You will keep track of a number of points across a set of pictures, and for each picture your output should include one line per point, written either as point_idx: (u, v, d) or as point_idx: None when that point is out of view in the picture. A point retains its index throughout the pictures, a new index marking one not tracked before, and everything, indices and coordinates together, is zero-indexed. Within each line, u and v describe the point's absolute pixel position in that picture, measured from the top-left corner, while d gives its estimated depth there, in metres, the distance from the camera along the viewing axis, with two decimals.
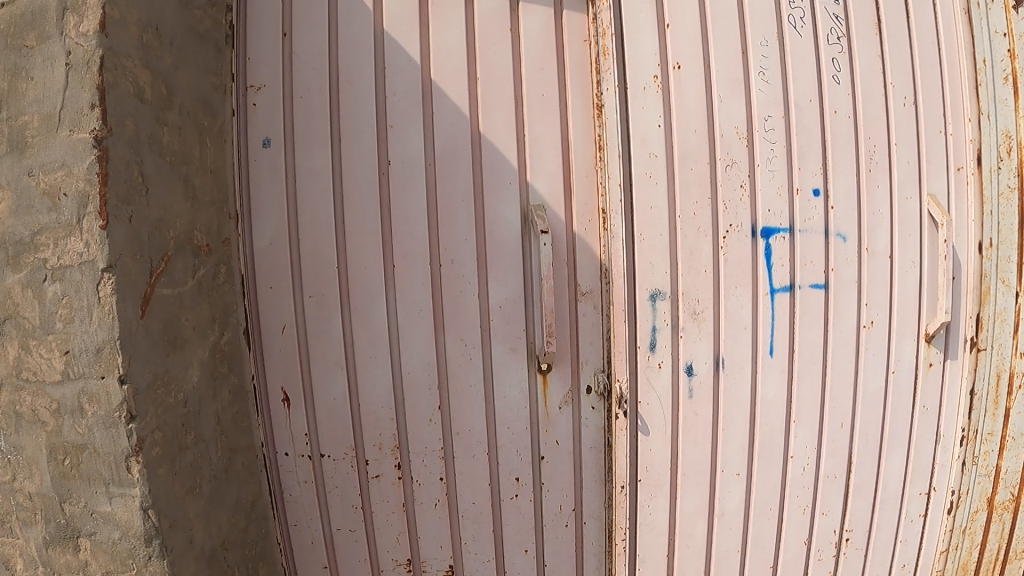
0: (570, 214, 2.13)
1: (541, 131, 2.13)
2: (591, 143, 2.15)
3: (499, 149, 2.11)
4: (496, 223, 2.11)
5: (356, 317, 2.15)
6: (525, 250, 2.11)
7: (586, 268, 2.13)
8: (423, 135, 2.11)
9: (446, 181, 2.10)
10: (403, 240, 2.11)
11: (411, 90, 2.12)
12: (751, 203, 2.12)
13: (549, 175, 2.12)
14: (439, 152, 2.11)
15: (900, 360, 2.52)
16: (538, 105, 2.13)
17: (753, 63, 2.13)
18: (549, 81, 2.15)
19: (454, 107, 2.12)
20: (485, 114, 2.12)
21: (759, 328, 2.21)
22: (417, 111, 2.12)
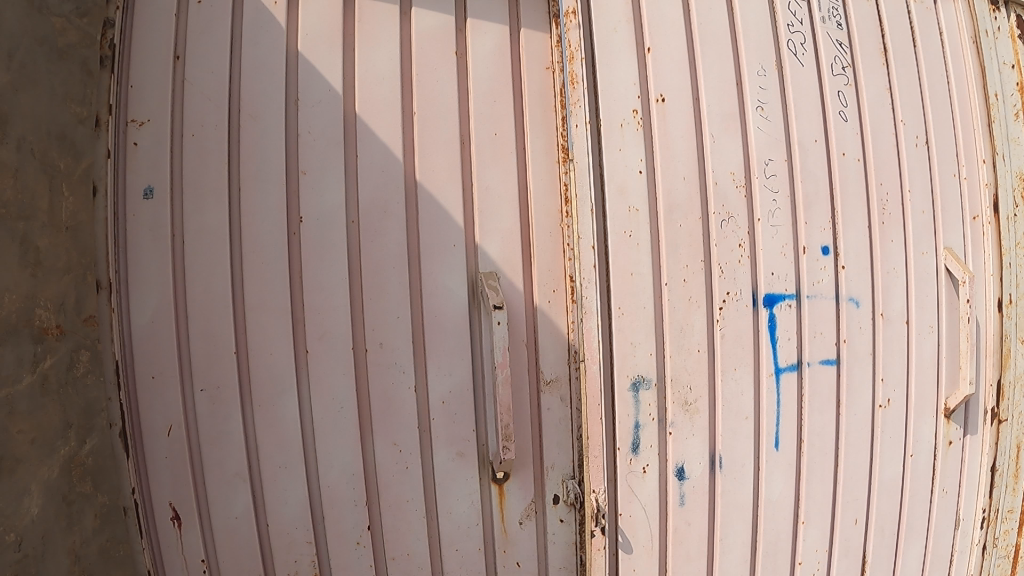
0: (530, 282, 1.71)
1: (492, 179, 1.72)
2: (554, 194, 1.75)
3: (440, 202, 1.69)
4: (438, 294, 1.67)
5: (261, 415, 1.67)
6: (473, 329, 1.70)
7: (550, 350, 1.70)
8: (349, 186, 1.67)
9: (375, 242, 1.66)
10: (320, 319, 1.65)
11: (331, 127, 1.67)
12: (752, 266, 1.70)
13: (503, 235, 1.71)
14: (364, 206, 1.67)
15: (918, 441, 2.11)
16: (490, 147, 1.73)
17: (751, 95, 1.74)
18: (504, 118, 1.75)
19: (385, 149, 1.68)
20: (424, 158, 1.70)
21: (763, 417, 1.79)
22: (340, 153, 1.67)
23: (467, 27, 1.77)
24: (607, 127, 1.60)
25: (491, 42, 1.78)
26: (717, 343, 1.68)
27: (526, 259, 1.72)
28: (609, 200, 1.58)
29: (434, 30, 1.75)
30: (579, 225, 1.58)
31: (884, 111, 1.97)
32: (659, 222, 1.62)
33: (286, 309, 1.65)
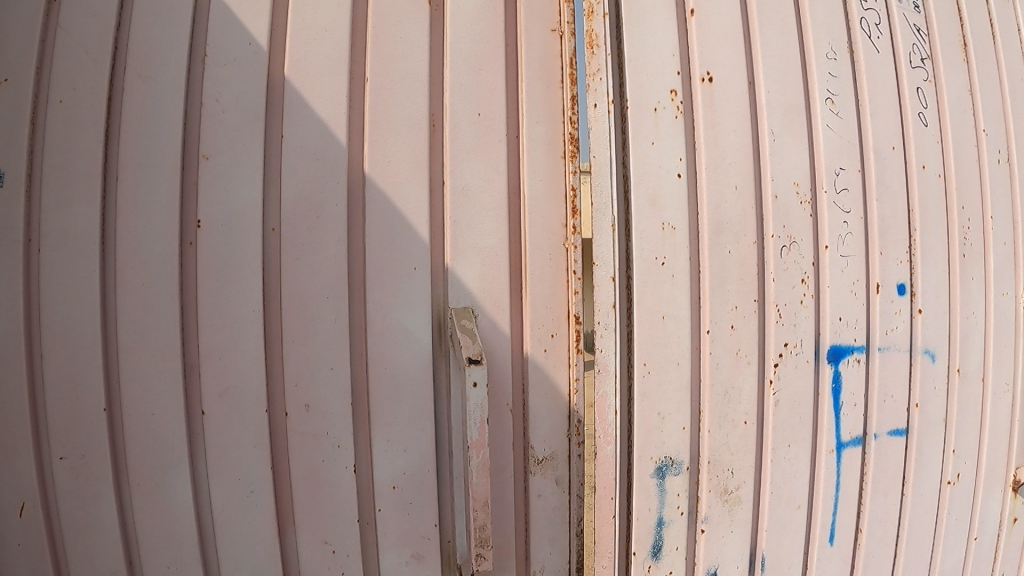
0: (521, 325, 1.29)
1: (470, 176, 1.28)
2: (556, 202, 1.32)
3: (395, 206, 1.23)
4: (389, 336, 1.22)
5: (139, 497, 1.16)
6: (438, 385, 1.26)
7: (543, 416, 1.29)
8: (269, 181, 1.20)
9: (302, 261, 1.19)
10: (222, 366, 1.16)
11: (251, 95, 1.21)
12: (817, 309, 1.32)
13: (483, 255, 1.27)
14: (289, 207, 1.20)
15: (984, 521, 1.65)
16: (469, 133, 1.28)
17: (819, 83, 1.36)
18: (491, 95, 1.31)
19: (323, 129, 1.22)
20: (378, 145, 1.24)
21: (819, 504, 1.37)
22: (260, 133, 1.21)
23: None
24: (637, 115, 1.22)
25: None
26: (770, 410, 1.30)
27: (514, 294, 1.30)
28: (640, 214, 1.21)
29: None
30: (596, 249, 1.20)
31: (965, 116, 1.56)
32: (703, 248, 1.24)
33: (175, 350, 1.15)
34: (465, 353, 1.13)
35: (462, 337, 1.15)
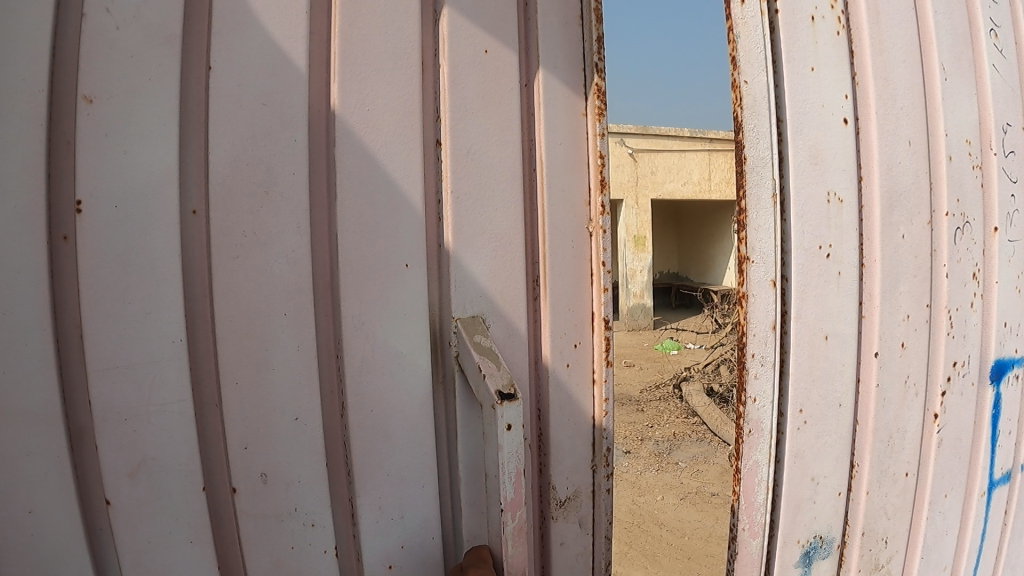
0: (547, 348, 1.10)
1: (475, 135, 1.02)
2: (573, 172, 1.12)
3: (390, 156, 0.95)
4: (372, 373, 0.95)
5: None
6: (443, 412, 1.04)
7: (567, 450, 1.13)
8: (190, 143, 0.83)
9: (243, 261, 0.85)
10: (129, 437, 0.80)
11: (157, 5, 0.80)
12: (985, 314, 1.26)
13: (491, 243, 1.04)
14: (223, 151, 0.84)
15: None
16: (470, 61, 1.02)
17: (989, 34, 1.31)
18: (501, 18, 1.05)
19: (274, 52, 0.86)
20: (352, 86, 0.91)
21: (968, 535, 1.32)
22: (176, 63, 0.81)
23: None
24: (792, 28, 1.02)
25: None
26: (930, 450, 1.21)
27: (537, 311, 1.11)
28: (805, 177, 1.02)
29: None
30: (754, 232, 1.00)
31: None
32: (874, 236, 1.10)
33: (56, 412, 0.76)
34: (486, 397, 0.92)
35: (482, 367, 0.95)
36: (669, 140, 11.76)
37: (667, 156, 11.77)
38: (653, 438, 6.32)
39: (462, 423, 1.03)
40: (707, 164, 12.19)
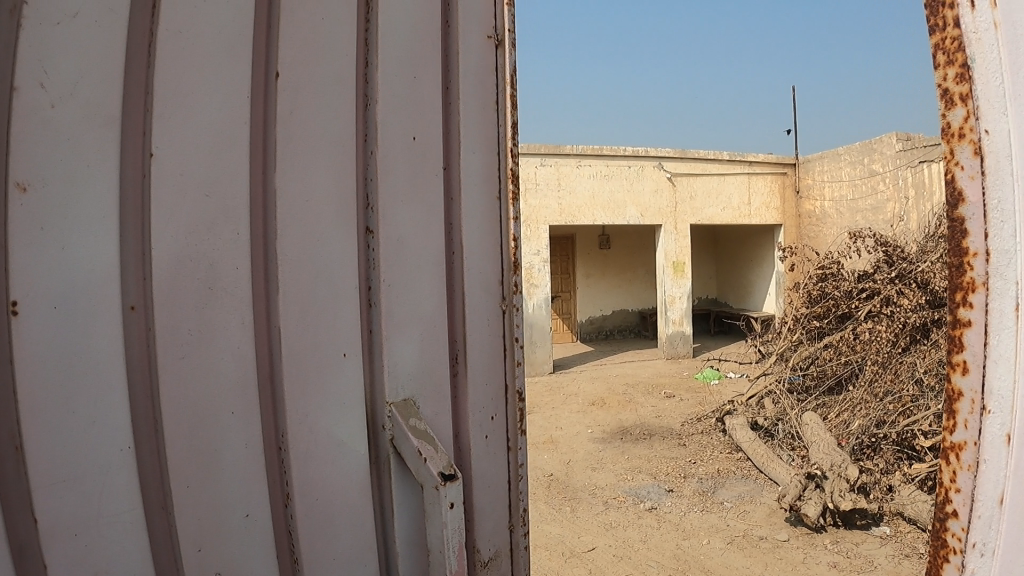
0: (472, 417, 1.35)
1: (405, 227, 1.21)
2: (486, 258, 1.38)
3: (328, 252, 1.09)
4: (318, 452, 1.08)
5: None
6: (383, 499, 1.19)
7: (489, 504, 1.39)
8: (128, 231, 0.87)
9: (189, 361, 0.91)
10: (77, 550, 0.81)
11: (96, 94, 0.83)
12: None
13: (422, 326, 1.25)
14: (171, 262, 0.89)
15: None
16: (404, 158, 1.20)
17: None
18: (425, 118, 1.25)
19: (222, 135, 0.95)
20: (295, 173, 1.04)
21: None
22: (115, 149, 0.85)
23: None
24: None
25: (416, 14, 1.25)
26: None
27: (458, 385, 1.34)
28: None
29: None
30: (996, 342, 0.72)
31: None
32: None
33: None
34: (430, 478, 1.10)
35: (422, 451, 1.13)
36: (708, 163, 11.64)
37: (706, 180, 11.65)
38: (696, 477, 6.29)
39: (398, 500, 1.19)
40: (747, 187, 12.00)
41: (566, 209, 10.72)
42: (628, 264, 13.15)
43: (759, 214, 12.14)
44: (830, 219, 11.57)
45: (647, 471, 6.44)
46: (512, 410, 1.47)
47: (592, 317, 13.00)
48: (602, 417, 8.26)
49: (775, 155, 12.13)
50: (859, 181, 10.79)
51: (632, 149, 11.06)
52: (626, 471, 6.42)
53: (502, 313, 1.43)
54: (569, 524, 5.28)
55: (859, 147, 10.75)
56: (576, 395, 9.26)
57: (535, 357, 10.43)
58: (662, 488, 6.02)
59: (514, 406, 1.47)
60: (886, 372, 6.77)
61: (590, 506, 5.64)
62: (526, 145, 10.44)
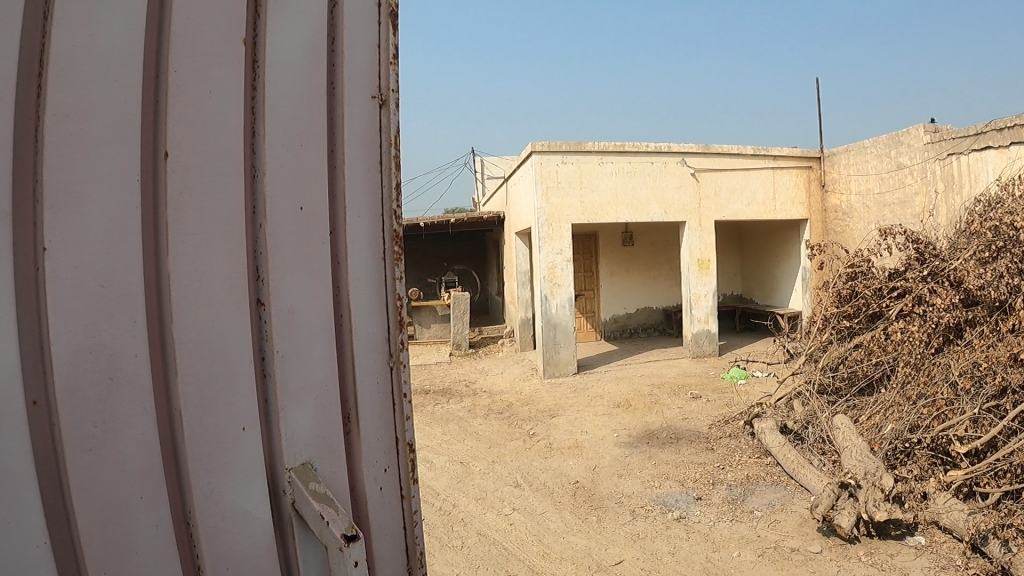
0: (366, 471, 1.45)
1: (295, 297, 1.30)
2: (376, 316, 1.49)
3: (224, 331, 1.17)
4: (224, 518, 1.16)
5: None
6: (287, 551, 1.26)
7: (386, 549, 1.51)
8: (26, 329, 0.95)
9: (95, 451, 1.00)
10: None
11: None
12: None
13: (317, 390, 1.34)
14: (72, 360, 0.97)
15: None
16: (290, 230, 1.30)
17: None
18: (314, 189, 1.34)
19: (117, 228, 1.03)
20: (186, 257, 1.12)
21: None
22: (8, 254, 0.93)
23: (265, 61, 1.26)
24: None
25: (300, 84, 1.32)
26: None
27: (351, 439, 1.43)
28: None
29: (206, 10, 1.16)
30: None
31: None
32: None
33: None
34: (334, 540, 1.17)
35: (324, 515, 1.22)
36: (732, 158, 11.48)
37: (731, 175, 11.47)
38: (725, 483, 6.19)
39: (303, 558, 1.26)
40: (772, 182, 11.80)
41: (588, 207, 10.60)
42: (653, 261, 12.99)
43: (785, 209, 11.93)
44: (857, 214, 11.35)
45: (674, 477, 6.34)
46: (405, 460, 1.56)
47: (616, 315, 12.88)
48: (628, 420, 8.16)
49: (800, 148, 11.92)
50: (887, 174, 10.56)
51: (653, 145, 10.91)
52: (653, 478, 6.33)
53: (389, 369, 1.52)
54: (594, 534, 5.22)
55: (886, 140, 10.52)
56: (601, 397, 9.16)
57: (558, 358, 10.35)
58: (690, 496, 5.93)
59: (406, 457, 1.56)
60: (918, 374, 6.62)
61: (617, 515, 5.56)
62: (546, 144, 10.34)
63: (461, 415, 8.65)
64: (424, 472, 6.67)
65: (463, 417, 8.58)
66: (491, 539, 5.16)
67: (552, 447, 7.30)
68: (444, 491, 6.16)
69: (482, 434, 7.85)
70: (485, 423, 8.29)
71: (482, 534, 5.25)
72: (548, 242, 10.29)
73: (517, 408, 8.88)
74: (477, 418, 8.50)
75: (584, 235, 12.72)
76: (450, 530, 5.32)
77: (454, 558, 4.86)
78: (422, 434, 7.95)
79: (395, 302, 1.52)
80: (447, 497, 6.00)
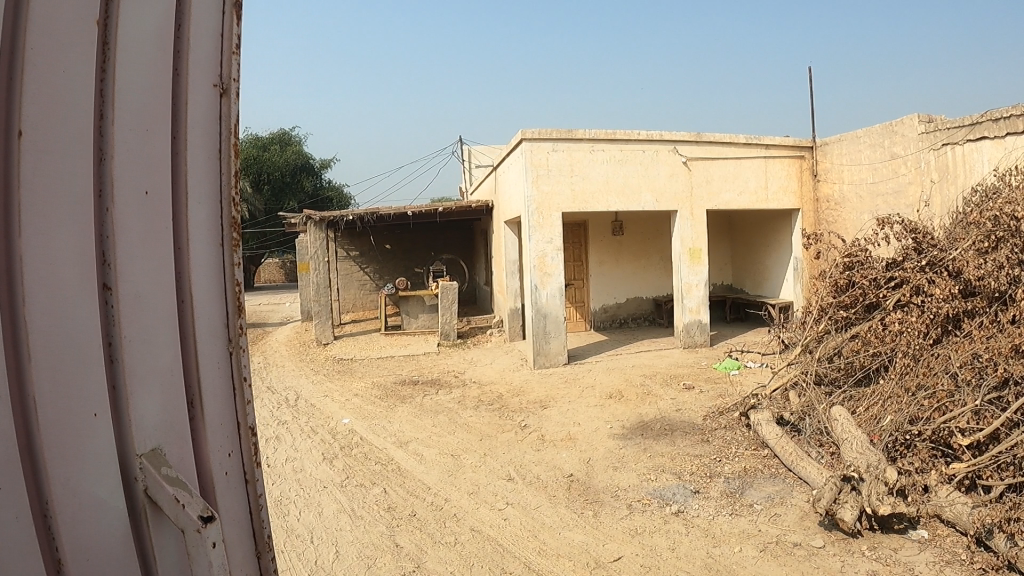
0: (210, 456, 1.47)
1: (142, 282, 1.30)
2: (215, 304, 1.52)
3: (75, 316, 1.16)
4: (86, 505, 1.15)
5: None
6: (141, 537, 1.24)
7: (233, 531, 1.54)
8: None
9: None
10: None
11: None
12: None
13: (163, 375, 1.35)
14: None
15: None
16: (138, 215, 1.30)
17: None
18: (157, 178, 1.35)
19: None
20: (39, 239, 1.10)
21: None
22: None
23: (116, 44, 1.25)
24: None
25: (146, 81, 1.33)
26: None
27: (196, 423, 1.44)
28: None
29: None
30: None
31: None
32: None
33: None
34: (190, 523, 1.19)
35: (179, 499, 1.21)
36: (724, 147, 11.34)
37: (723, 164, 11.33)
38: (723, 476, 6.07)
39: (161, 547, 1.25)
40: (764, 171, 11.68)
41: (579, 195, 10.44)
42: (643, 251, 12.85)
43: (777, 198, 11.80)
44: (850, 204, 11.24)
45: (670, 470, 6.22)
46: (248, 444, 1.60)
47: (606, 305, 12.75)
48: (621, 411, 8.03)
49: (792, 137, 11.79)
50: (881, 164, 10.45)
51: (645, 133, 10.74)
52: (649, 471, 6.20)
53: (228, 355, 1.55)
54: (592, 530, 5.08)
55: (880, 129, 10.40)
56: (593, 388, 9.02)
57: (549, 348, 10.21)
58: (687, 489, 5.82)
59: (248, 441, 1.60)
60: (917, 365, 6.52)
61: (613, 510, 5.43)
62: (536, 132, 10.14)
63: (451, 407, 8.49)
64: (415, 466, 6.51)
65: (453, 409, 8.43)
66: (484, 536, 5.01)
67: (544, 439, 7.15)
68: (435, 486, 6.01)
69: (473, 426, 7.69)
70: (475, 414, 8.13)
71: (476, 530, 5.10)
72: (538, 231, 10.12)
73: (507, 399, 8.73)
74: (467, 409, 8.35)
75: (574, 223, 12.57)
76: (442, 527, 5.17)
77: (447, 556, 4.70)
78: (412, 427, 7.78)
79: (234, 290, 1.57)
80: (439, 492, 5.85)
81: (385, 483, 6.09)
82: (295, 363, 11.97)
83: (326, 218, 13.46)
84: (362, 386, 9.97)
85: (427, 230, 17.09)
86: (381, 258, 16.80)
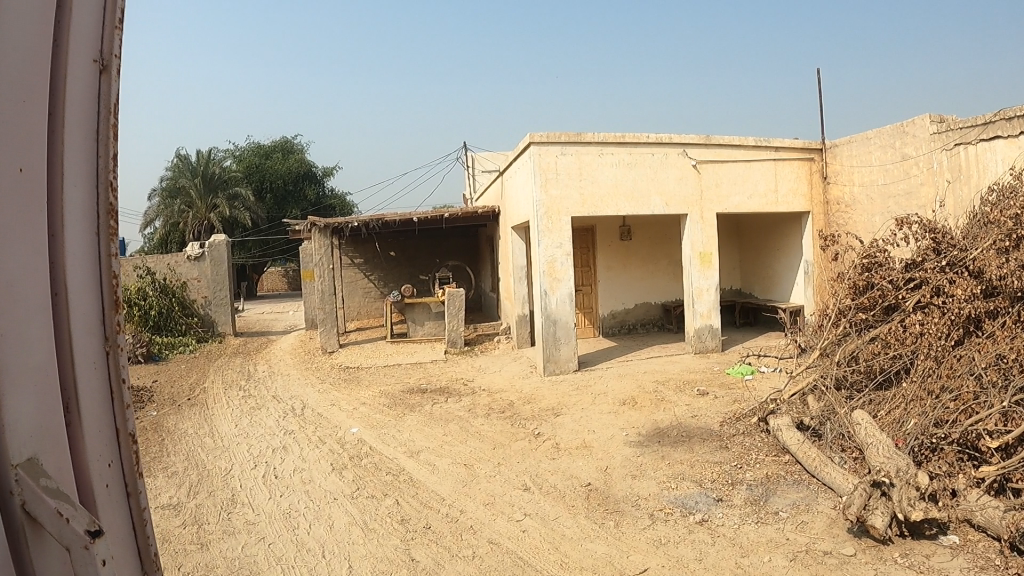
0: (90, 465, 1.22)
1: (18, 268, 1.07)
2: (92, 296, 1.27)
3: None
4: None
5: None
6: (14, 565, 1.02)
7: (125, 563, 1.30)
8: None
9: None
10: None
11: None
12: None
13: (35, 386, 1.10)
14: None
15: None
16: (11, 185, 1.06)
17: None
18: (33, 142, 1.10)
19: None
20: None
21: None
22: None
23: None
24: None
25: (21, 23, 1.08)
26: None
27: (73, 430, 1.19)
28: None
29: None
30: None
31: None
32: None
33: None
34: (76, 535, 1.08)
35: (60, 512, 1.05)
36: (733, 150, 11.21)
37: (732, 167, 11.19)
38: (746, 484, 5.90)
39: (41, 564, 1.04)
40: (774, 174, 11.52)
41: (588, 199, 10.29)
42: (651, 255, 12.69)
43: (787, 201, 11.64)
44: (860, 206, 11.08)
45: (691, 478, 6.05)
46: (127, 453, 1.35)
47: (614, 311, 12.59)
48: (635, 418, 7.86)
49: (801, 140, 11.65)
50: (892, 165, 10.29)
51: (655, 136, 10.63)
52: (669, 479, 6.04)
53: (105, 354, 1.30)
54: (614, 541, 4.92)
55: (891, 130, 10.24)
56: (605, 395, 8.85)
57: (559, 355, 10.05)
58: (710, 497, 5.65)
59: (127, 449, 1.36)
60: (939, 368, 6.35)
61: (635, 520, 5.27)
62: (545, 135, 10.03)
63: (462, 415, 8.33)
64: (428, 476, 6.34)
65: (464, 417, 8.26)
66: (503, 548, 4.84)
67: (559, 448, 6.99)
68: (450, 496, 5.84)
69: (485, 434, 7.53)
70: (487, 422, 7.97)
71: (494, 542, 4.94)
72: (547, 236, 9.97)
73: (519, 407, 8.57)
74: (478, 418, 8.18)
75: (582, 228, 12.42)
76: (458, 539, 5.00)
77: (466, 570, 4.54)
78: (423, 436, 7.62)
79: (109, 279, 1.33)
80: (453, 503, 5.68)
81: (398, 494, 5.92)
82: (301, 371, 11.82)
83: (331, 225, 13.32)
84: (370, 395, 9.81)
85: (432, 237, 16.95)
86: (386, 265, 16.70)
